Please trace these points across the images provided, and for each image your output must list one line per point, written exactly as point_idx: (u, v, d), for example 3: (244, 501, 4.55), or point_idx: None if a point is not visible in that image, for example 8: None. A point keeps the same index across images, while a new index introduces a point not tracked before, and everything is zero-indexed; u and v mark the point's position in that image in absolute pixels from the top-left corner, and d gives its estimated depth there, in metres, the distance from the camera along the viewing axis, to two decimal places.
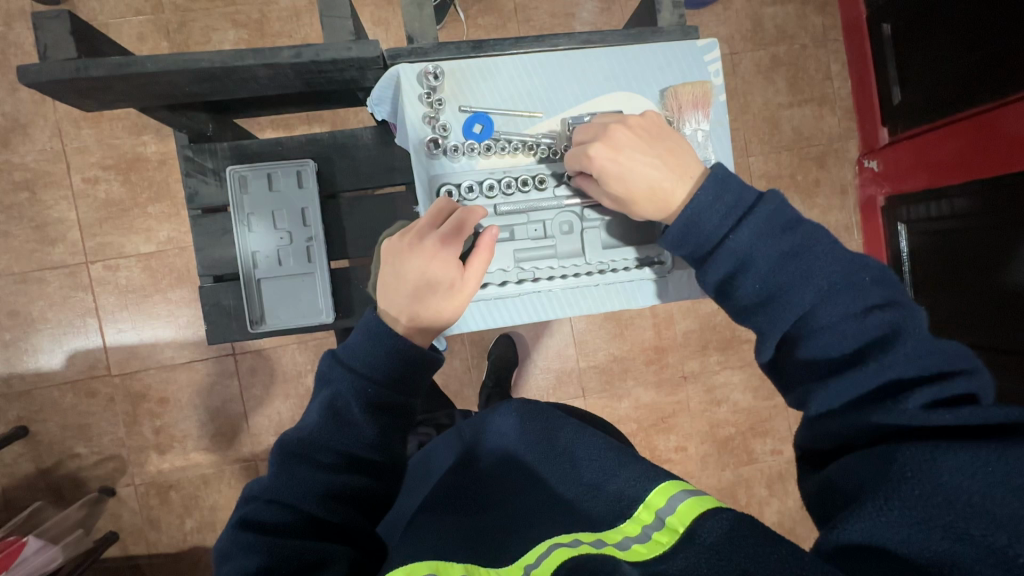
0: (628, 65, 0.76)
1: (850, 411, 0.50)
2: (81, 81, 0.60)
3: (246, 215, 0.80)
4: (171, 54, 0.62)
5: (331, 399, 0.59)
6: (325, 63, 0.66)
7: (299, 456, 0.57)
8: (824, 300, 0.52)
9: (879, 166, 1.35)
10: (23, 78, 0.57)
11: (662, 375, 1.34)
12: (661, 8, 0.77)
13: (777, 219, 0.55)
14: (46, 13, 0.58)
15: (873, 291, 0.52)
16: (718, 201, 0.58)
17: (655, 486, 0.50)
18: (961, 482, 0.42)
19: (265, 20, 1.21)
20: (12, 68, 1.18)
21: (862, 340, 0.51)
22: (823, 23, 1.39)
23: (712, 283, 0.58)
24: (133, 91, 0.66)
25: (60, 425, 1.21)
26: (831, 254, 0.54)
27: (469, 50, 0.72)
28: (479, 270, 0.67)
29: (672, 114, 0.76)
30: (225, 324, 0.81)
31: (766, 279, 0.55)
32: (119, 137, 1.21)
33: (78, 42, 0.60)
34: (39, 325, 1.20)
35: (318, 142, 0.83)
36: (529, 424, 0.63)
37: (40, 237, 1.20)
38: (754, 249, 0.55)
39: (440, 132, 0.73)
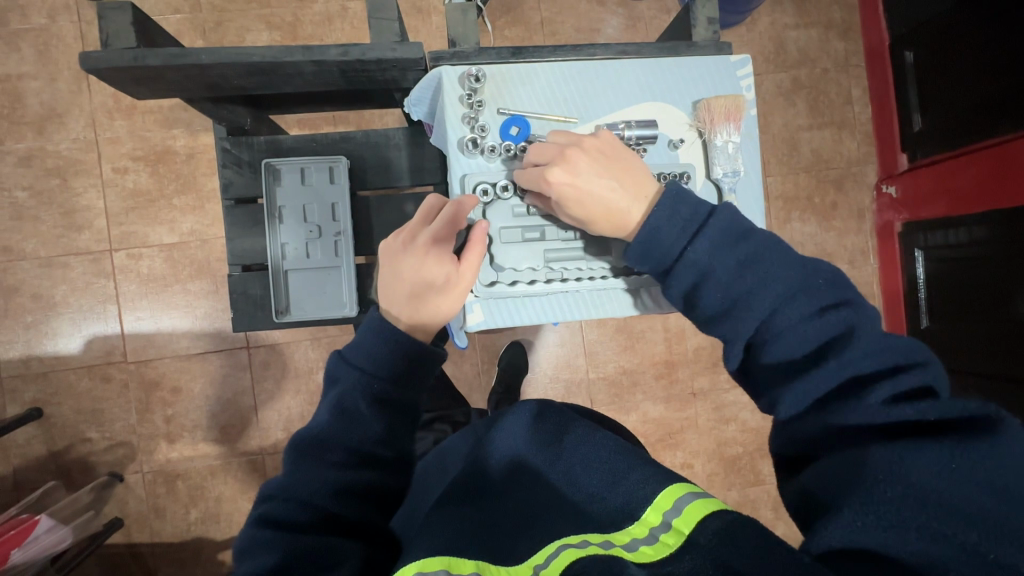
0: (660, 77, 0.78)
1: (816, 414, 0.49)
2: (138, 69, 0.63)
3: (278, 208, 0.82)
4: (226, 48, 0.64)
5: (339, 399, 0.60)
6: (370, 62, 0.68)
7: (311, 453, 0.57)
8: (780, 306, 0.53)
9: (898, 192, 1.35)
10: (83, 63, 0.59)
11: (672, 390, 1.34)
12: (696, 23, 0.79)
13: (730, 228, 0.57)
14: (111, 3, 0.60)
15: (826, 291, 0.53)
16: (675, 216, 0.59)
17: (663, 487, 0.51)
18: (927, 478, 0.41)
19: (299, 23, 1.24)
20: (51, 59, 1.22)
21: (821, 342, 0.51)
22: (845, 48, 1.40)
23: (678, 295, 0.60)
24: (182, 81, 0.68)
25: (73, 409, 1.23)
26: (784, 260, 0.55)
27: (509, 55, 0.75)
28: (466, 263, 0.68)
29: (704, 126, 0.77)
30: (250, 313, 0.83)
31: (726, 288, 0.56)
32: (151, 130, 1.24)
33: (137, 33, 0.62)
34: (61, 309, 1.23)
35: (352, 140, 0.85)
36: (541, 425, 0.63)
37: (67, 223, 1.23)
38: (711, 259, 0.57)
39: (479, 132, 0.74)
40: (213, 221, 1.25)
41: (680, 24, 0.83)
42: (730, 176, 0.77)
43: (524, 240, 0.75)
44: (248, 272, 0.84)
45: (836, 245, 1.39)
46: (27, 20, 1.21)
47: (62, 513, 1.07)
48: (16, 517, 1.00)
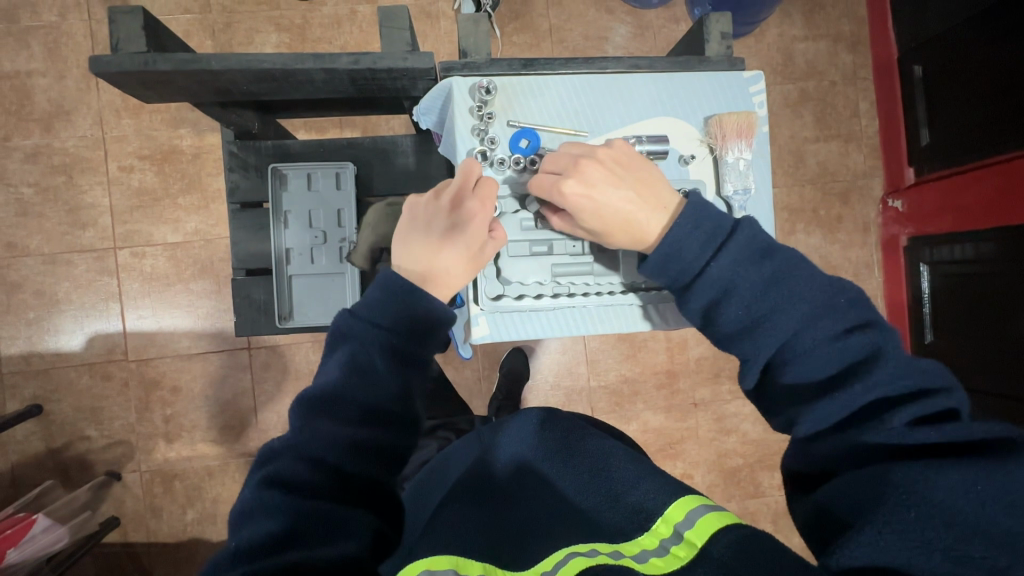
0: (674, 91, 0.78)
1: (841, 434, 0.49)
2: (148, 74, 0.62)
3: (284, 212, 0.82)
4: (236, 54, 0.64)
5: (352, 355, 0.57)
6: (381, 71, 0.68)
7: (320, 411, 0.54)
8: (803, 326, 0.52)
9: (904, 207, 1.34)
10: (93, 67, 0.59)
11: (673, 400, 1.33)
12: (710, 38, 0.78)
13: (753, 245, 0.56)
14: (123, 7, 0.60)
15: (851, 312, 0.52)
16: (696, 231, 0.58)
17: (673, 500, 0.50)
18: (953, 498, 0.41)
19: (307, 25, 1.25)
20: (61, 56, 1.23)
21: (846, 364, 0.50)
22: (854, 60, 1.39)
23: (696, 314, 0.59)
24: (191, 86, 0.68)
25: (73, 406, 1.22)
26: (810, 278, 0.54)
27: (520, 67, 0.75)
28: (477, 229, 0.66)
29: (716, 142, 0.76)
30: (253, 317, 0.83)
31: (749, 306, 0.54)
32: (157, 129, 1.24)
33: (148, 37, 0.62)
34: (64, 306, 1.23)
35: (359, 146, 0.85)
36: (550, 432, 0.62)
37: (72, 220, 1.23)
38: (735, 277, 0.56)
39: (488, 144, 0.73)
40: (218, 221, 1.25)
41: (692, 39, 0.83)
42: (742, 193, 0.77)
43: (531, 253, 0.75)
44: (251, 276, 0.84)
45: (841, 258, 1.38)
46: (37, 17, 1.22)
47: (60, 511, 1.07)
48: (13, 515, 0.99)
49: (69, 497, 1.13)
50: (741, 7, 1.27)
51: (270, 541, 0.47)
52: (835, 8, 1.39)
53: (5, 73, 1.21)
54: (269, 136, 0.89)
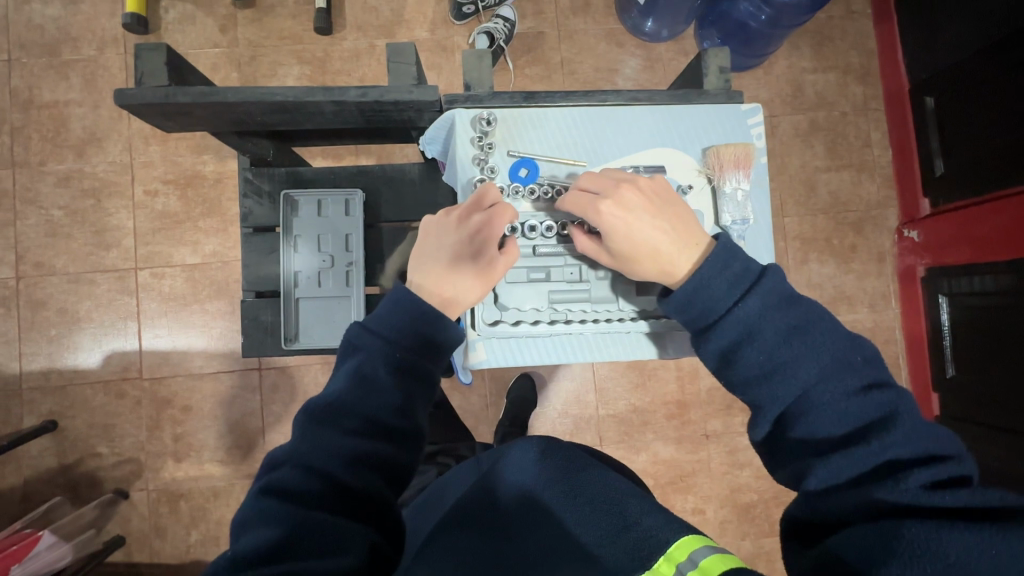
0: (673, 123, 0.79)
1: (854, 489, 0.47)
2: (168, 105, 0.66)
3: (294, 237, 0.84)
4: (251, 87, 0.67)
5: (359, 367, 0.58)
6: (387, 103, 0.70)
7: (325, 420, 0.55)
8: (824, 377, 0.51)
9: (920, 237, 1.32)
10: (118, 99, 0.63)
11: (683, 431, 1.30)
12: (707, 72, 0.80)
13: (778, 296, 0.56)
14: (148, 44, 0.64)
15: (869, 372, 0.52)
16: (726, 270, 0.58)
17: (678, 539, 0.47)
18: (971, 561, 0.39)
19: (328, 58, 1.30)
20: (97, 87, 1.30)
21: (862, 421, 0.50)
22: (864, 92, 1.40)
23: (714, 354, 0.58)
24: (210, 118, 0.71)
25: (86, 423, 1.25)
26: (833, 334, 0.54)
27: (522, 100, 0.76)
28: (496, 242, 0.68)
29: (713, 173, 0.77)
30: (260, 339, 0.84)
31: (770, 352, 0.54)
32: (182, 155, 1.29)
33: (170, 72, 0.66)
34: (84, 324, 1.26)
35: (369, 174, 0.87)
36: (551, 461, 0.59)
37: (98, 241, 1.28)
38: (759, 320, 0.55)
39: (487, 173, 0.75)
40: (235, 244, 1.29)
41: (692, 72, 0.85)
42: (739, 223, 0.77)
43: (528, 280, 0.75)
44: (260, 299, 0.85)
45: (855, 288, 1.36)
46: (78, 51, 1.29)
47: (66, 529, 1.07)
48: (21, 531, 1.00)
49: (76, 514, 1.12)
50: (748, 41, 1.29)
51: (265, 549, 0.47)
52: (844, 41, 1.40)
53: (44, 102, 1.28)
54: (284, 165, 0.92)
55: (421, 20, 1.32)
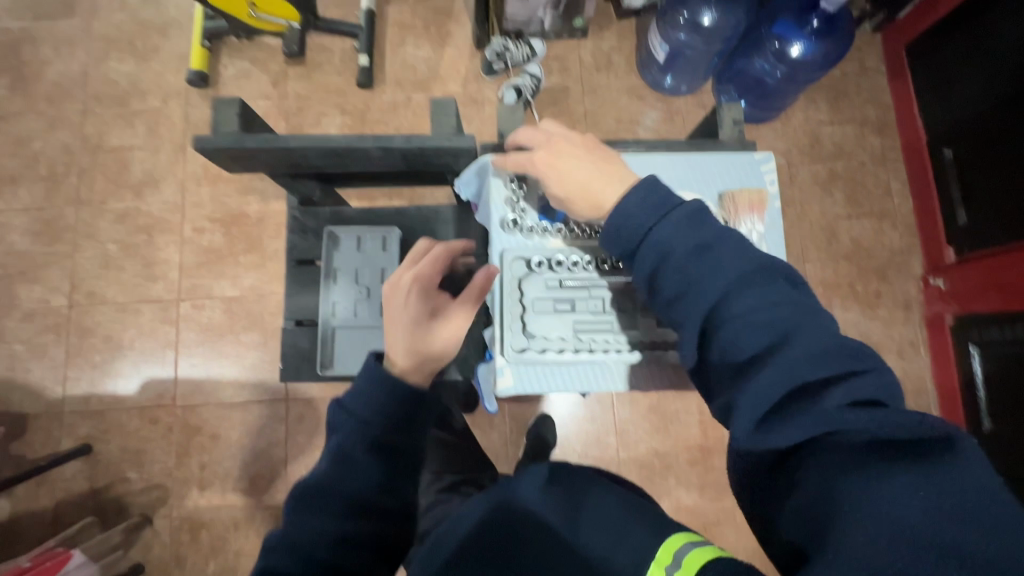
0: (693, 168, 0.82)
1: (771, 413, 0.46)
2: (236, 150, 0.73)
3: (333, 270, 0.89)
4: (309, 134, 0.74)
5: (339, 447, 0.62)
6: (429, 150, 0.76)
7: (311, 502, 0.59)
8: (737, 299, 0.51)
9: (947, 285, 1.31)
10: (195, 144, 0.70)
11: (707, 478, 1.27)
12: (722, 124, 0.86)
13: (696, 220, 0.56)
14: (225, 98, 0.73)
15: (779, 290, 0.51)
16: (645, 201, 0.58)
17: (662, 542, 0.48)
18: (902, 509, 0.39)
19: (368, 109, 1.41)
20: (158, 134, 1.42)
21: (772, 338, 0.48)
22: (882, 142, 1.44)
23: (641, 283, 0.58)
24: (270, 162, 0.78)
25: (119, 448, 1.29)
26: (739, 253, 0.53)
27: None
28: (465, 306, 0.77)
29: (728, 216, 0.79)
30: (298, 365, 0.89)
31: (682, 275, 0.54)
32: (230, 196, 1.39)
33: (241, 121, 0.74)
34: (126, 351, 1.33)
35: (405, 214, 0.94)
36: (555, 487, 0.59)
37: (146, 274, 1.36)
38: (672, 245, 0.56)
39: (519, 213, 0.80)
40: (272, 278, 1.36)
41: (709, 125, 0.91)
42: None
43: (554, 311, 0.78)
44: (299, 327, 0.91)
45: (882, 335, 1.35)
46: (145, 102, 1.43)
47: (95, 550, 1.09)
48: (51, 550, 1.02)
49: (103, 536, 1.17)
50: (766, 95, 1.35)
51: None
52: (859, 95, 1.45)
53: (111, 147, 1.41)
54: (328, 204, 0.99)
55: (455, 76, 1.43)
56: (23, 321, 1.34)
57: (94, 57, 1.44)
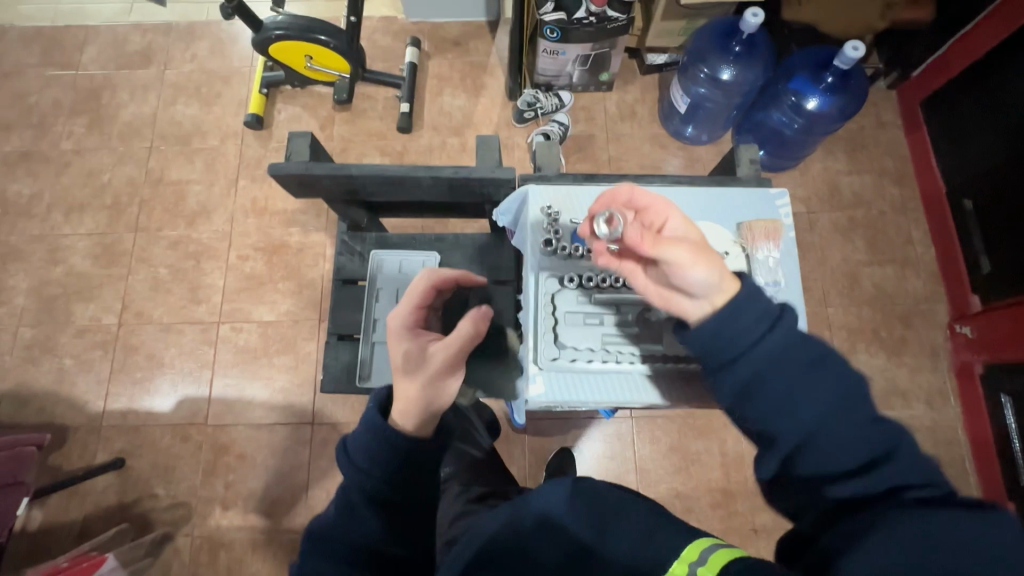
0: (713, 201, 0.87)
1: (847, 511, 0.47)
2: (304, 176, 0.81)
3: (376, 289, 0.96)
4: (369, 165, 0.82)
5: (345, 497, 0.64)
6: (474, 181, 0.84)
7: (319, 547, 0.60)
8: (827, 420, 0.50)
9: (974, 332, 1.30)
10: (270, 170, 0.79)
11: (730, 523, 1.24)
12: (740, 162, 0.92)
13: (791, 337, 0.53)
14: (298, 132, 0.82)
15: (863, 403, 0.51)
16: (742, 313, 0.54)
17: (688, 542, 0.50)
18: (932, 526, 0.41)
19: (405, 151, 1.52)
20: (215, 169, 1.55)
21: (860, 454, 0.49)
22: (901, 193, 1.47)
23: (726, 390, 0.56)
24: (330, 189, 0.87)
25: (150, 464, 1.33)
26: (830, 369, 0.52)
27: (582, 179, 0.90)
28: (461, 347, 0.74)
29: (747, 242, 0.83)
30: (337, 377, 0.93)
31: (769, 391, 0.52)
32: (274, 228, 1.49)
33: (311, 152, 0.83)
34: (166, 369, 1.39)
35: (444, 241, 1.01)
36: (581, 496, 0.59)
37: (191, 297, 1.45)
38: (766, 365, 0.53)
39: (553, 234, 0.84)
40: (307, 305, 1.43)
41: (726, 167, 0.97)
42: (772, 285, 0.82)
43: (583, 323, 0.81)
44: (341, 342, 0.95)
45: (909, 383, 1.33)
46: (205, 141, 1.57)
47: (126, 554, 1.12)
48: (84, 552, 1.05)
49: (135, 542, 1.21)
50: (785, 145, 1.42)
51: None
52: (877, 147, 1.50)
53: (170, 180, 1.54)
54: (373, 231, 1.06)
55: (488, 123, 1.54)
56: (74, 337, 1.42)
57: (164, 101, 1.60)
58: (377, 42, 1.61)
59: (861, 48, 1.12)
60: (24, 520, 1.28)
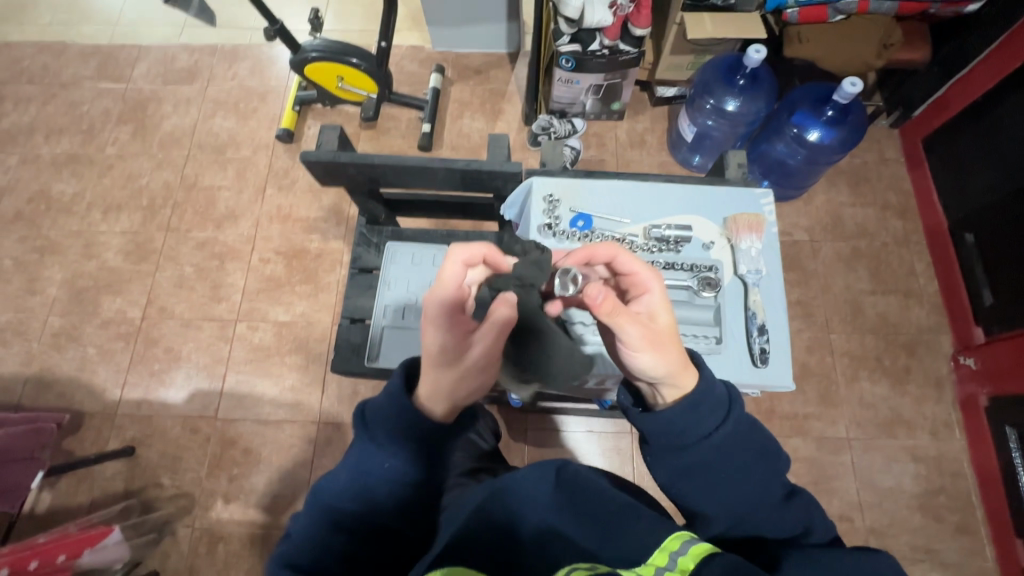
0: (701, 196, 0.92)
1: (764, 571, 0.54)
2: (331, 164, 0.89)
3: (389, 277, 1.00)
4: (389, 155, 0.89)
5: (360, 465, 0.58)
6: (485, 173, 0.90)
7: (330, 516, 0.57)
8: (751, 494, 0.56)
9: (977, 364, 1.30)
10: (301, 156, 0.86)
11: None
12: (729, 164, 0.98)
13: (744, 427, 0.58)
14: (328, 125, 0.90)
15: (778, 474, 0.58)
16: (693, 406, 0.57)
17: (669, 531, 0.51)
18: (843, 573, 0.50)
19: None
20: (246, 178, 1.64)
21: (776, 525, 0.56)
22: (904, 226, 1.50)
23: (664, 473, 0.60)
24: (352, 179, 0.94)
25: (158, 453, 1.37)
26: (757, 447, 0.58)
27: (581, 174, 0.95)
28: (498, 336, 0.62)
29: (732, 234, 0.88)
30: (347, 358, 0.97)
31: (706, 471, 0.57)
32: (296, 234, 1.56)
33: (338, 143, 0.91)
34: (182, 362, 1.45)
35: (455, 236, 1.07)
36: (565, 491, 0.56)
37: (213, 295, 1.51)
38: (707, 453, 0.57)
39: (552, 220, 0.89)
40: (321, 308, 1.48)
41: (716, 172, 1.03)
42: (754, 274, 0.86)
43: None
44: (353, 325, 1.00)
45: (913, 413, 1.33)
46: (239, 151, 1.67)
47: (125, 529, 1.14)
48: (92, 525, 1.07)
49: (141, 519, 1.28)
50: (788, 175, 1.47)
51: None
52: (880, 181, 1.54)
53: (203, 186, 1.64)
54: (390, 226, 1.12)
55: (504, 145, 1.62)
56: (100, 328, 1.49)
57: (204, 114, 1.72)
58: (404, 68, 1.73)
59: (859, 84, 1.18)
60: (34, 501, 1.32)
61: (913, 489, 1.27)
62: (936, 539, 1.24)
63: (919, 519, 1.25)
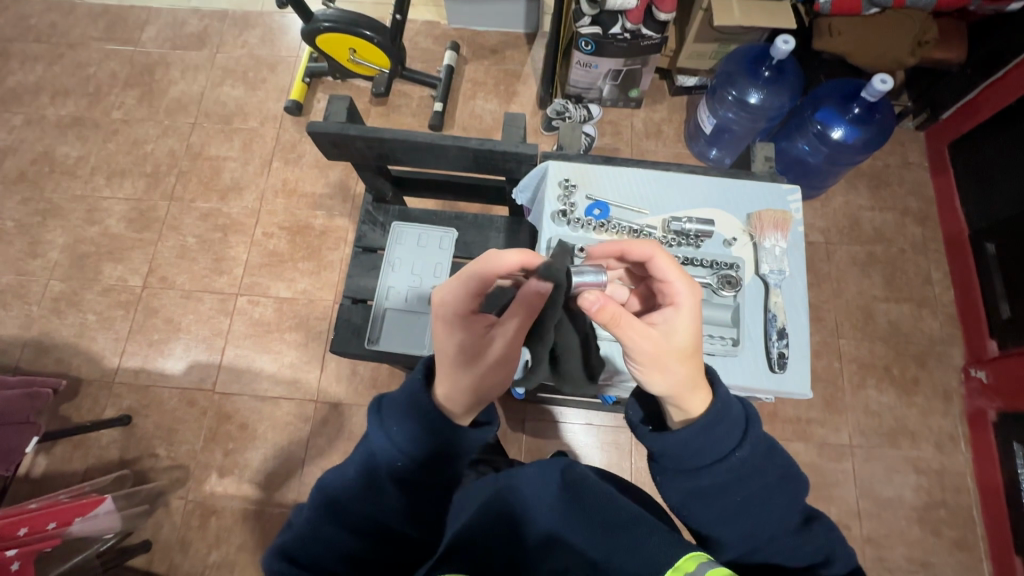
0: (725, 190, 0.89)
1: None
2: (338, 136, 0.86)
3: (393, 259, 0.98)
4: (399, 129, 0.86)
5: (366, 460, 0.57)
6: (497, 153, 0.86)
7: (331, 510, 0.55)
8: (768, 522, 0.55)
9: (989, 378, 1.27)
10: (308, 126, 0.83)
11: None
12: (755, 159, 0.94)
13: (762, 449, 0.56)
14: (338, 95, 0.87)
15: (797, 500, 0.57)
16: (710, 430, 0.55)
17: (684, 552, 0.46)
18: None
19: None
20: (253, 150, 1.61)
21: (791, 551, 0.56)
22: (923, 233, 1.46)
23: (676, 495, 0.57)
24: (360, 154, 0.90)
25: (154, 424, 1.36)
26: (776, 472, 0.56)
27: (600, 161, 0.92)
28: (519, 329, 0.65)
29: (755, 231, 0.85)
30: (346, 338, 0.94)
31: (721, 497, 0.55)
32: (300, 210, 1.54)
33: (347, 114, 0.88)
34: (182, 334, 1.44)
35: (462, 219, 1.04)
36: (572, 491, 0.59)
37: (214, 267, 1.49)
38: (722, 478, 0.55)
39: (568, 207, 0.86)
40: (323, 286, 1.46)
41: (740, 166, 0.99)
42: (777, 274, 0.83)
43: None
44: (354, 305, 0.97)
45: (919, 424, 1.31)
46: (246, 122, 1.64)
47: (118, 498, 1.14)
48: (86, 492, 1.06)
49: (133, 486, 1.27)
50: (807, 174, 1.43)
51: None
52: (902, 186, 1.50)
53: (208, 156, 1.61)
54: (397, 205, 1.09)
55: None
56: (99, 295, 1.48)
57: (211, 82, 1.68)
58: (418, 44, 1.68)
59: (889, 81, 1.13)
60: (29, 465, 1.32)
61: (913, 500, 1.26)
62: (933, 552, 1.22)
63: (918, 531, 1.24)
